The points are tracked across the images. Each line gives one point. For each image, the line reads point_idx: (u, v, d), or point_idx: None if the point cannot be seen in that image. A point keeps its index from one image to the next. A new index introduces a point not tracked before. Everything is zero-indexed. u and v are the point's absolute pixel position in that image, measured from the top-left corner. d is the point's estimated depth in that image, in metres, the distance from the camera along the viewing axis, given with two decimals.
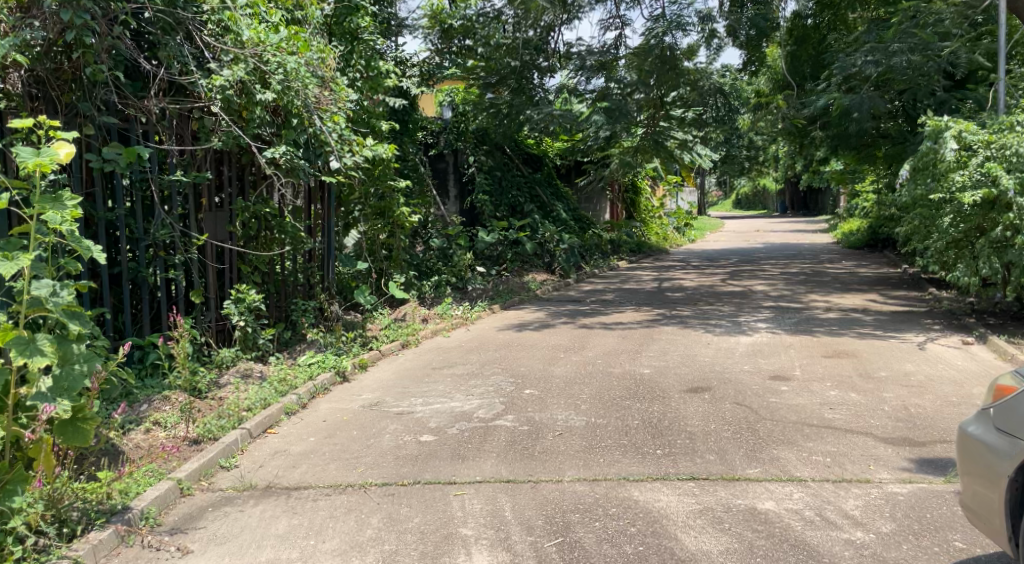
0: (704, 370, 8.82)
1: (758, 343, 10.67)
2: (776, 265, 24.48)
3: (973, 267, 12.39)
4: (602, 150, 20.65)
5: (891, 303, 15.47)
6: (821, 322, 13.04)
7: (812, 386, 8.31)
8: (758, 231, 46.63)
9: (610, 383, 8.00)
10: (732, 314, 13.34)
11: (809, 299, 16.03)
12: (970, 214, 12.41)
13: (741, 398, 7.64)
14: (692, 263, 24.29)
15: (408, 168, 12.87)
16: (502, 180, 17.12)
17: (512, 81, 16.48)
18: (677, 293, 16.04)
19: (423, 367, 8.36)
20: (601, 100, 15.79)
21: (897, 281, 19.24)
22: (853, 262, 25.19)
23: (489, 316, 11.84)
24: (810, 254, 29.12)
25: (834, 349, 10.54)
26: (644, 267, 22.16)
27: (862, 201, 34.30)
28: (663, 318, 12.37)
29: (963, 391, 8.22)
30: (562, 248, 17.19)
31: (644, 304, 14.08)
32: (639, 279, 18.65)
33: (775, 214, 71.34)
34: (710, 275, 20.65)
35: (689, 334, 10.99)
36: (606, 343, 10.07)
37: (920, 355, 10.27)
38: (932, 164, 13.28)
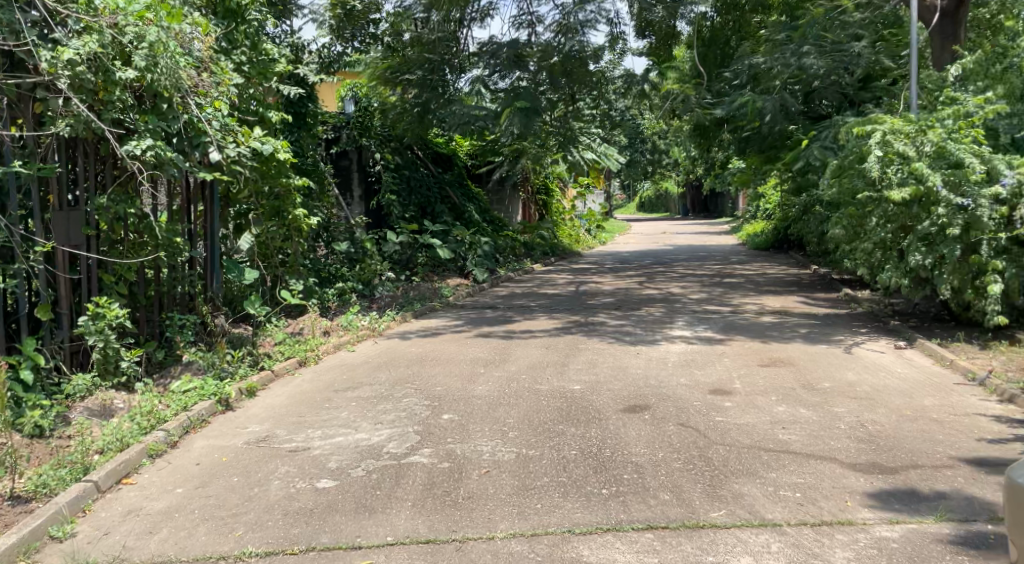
0: (639, 384, 8.00)
1: (689, 352, 9.96)
2: (689, 267, 24.16)
3: (901, 266, 11.98)
4: (511, 149, 19.78)
5: (813, 305, 15.13)
6: (749, 326, 12.48)
7: (757, 401, 7.59)
8: (666, 233, 46.84)
9: (538, 403, 7.07)
10: (656, 320, 12.65)
11: (731, 302, 15.54)
12: (897, 212, 12.02)
13: (684, 417, 6.83)
14: (606, 265, 23.72)
15: (307, 165, 11.72)
16: (411, 179, 15.85)
17: (422, 71, 15.39)
18: (596, 298, 15.29)
19: (324, 388, 7.24)
20: (514, 98, 14.67)
21: (811, 282, 19.08)
22: (763, 263, 25.18)
23: (399, 326, 10.76)
24: (720, 255, 29.09)
25: (769, 357, 9.91)
26: (558, 270, 21.42)
27: (765, 204, 34.65)
28: (585, 324, 11.56)
29: (913, 404, 7.67)
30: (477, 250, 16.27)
31: (563, 310, 13.26)
32: (555, 282, 17.86)
33: (678, 217, 72.34)
34: (627, 278, 20.05)
35: (616, 343, 10.19)
36: (530, 355, 9.14)
37: (857, 362, 9.76)
38: (857, 162, 12.85)
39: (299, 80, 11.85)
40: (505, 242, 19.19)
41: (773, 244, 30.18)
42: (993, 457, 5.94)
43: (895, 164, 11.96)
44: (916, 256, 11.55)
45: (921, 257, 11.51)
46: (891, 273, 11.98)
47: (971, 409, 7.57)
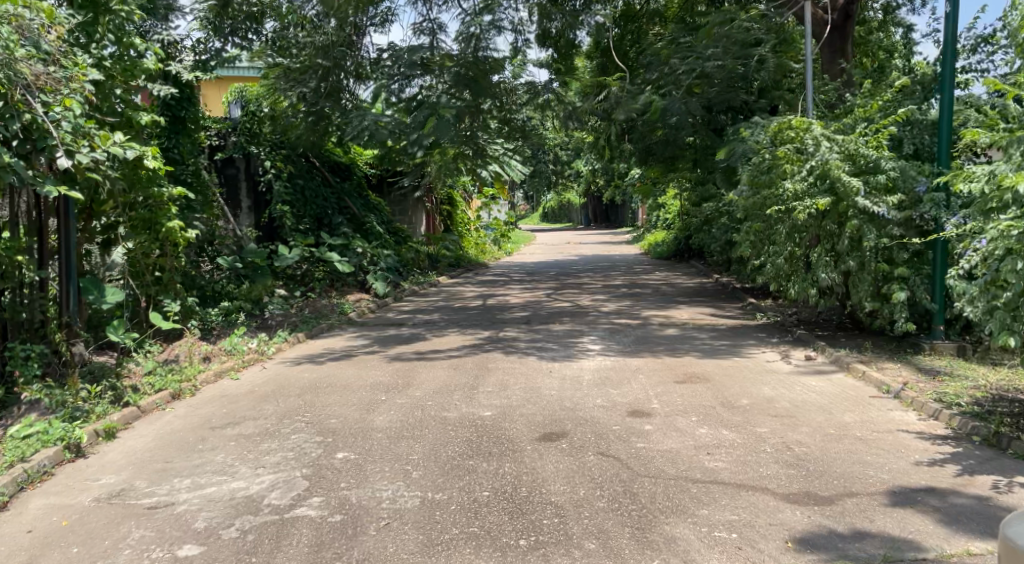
0: (553, 408, 7.38)
1: (603, 369, 9.43)
2: (596, 277, 23.88)
3: (809, 278, 11.72)
4: (411, 160, 18.98)
5: (722, 315, 14.92)
6: (661, 339, 12.10)
7: (677, 422, 7.09)
8: (570, 244, 46.85)
9: (445, 434, 6.37)
10: (567, 335, 12.13)
11: (639, 315, 15.19)
12: (806, 223, 11.66)
13: (603, 445, 6.27)
14: (513, 277, 23.20)
15: (187, 174, 10.79)
16: (304, 189, 14.94)
17: (315, 82, 14.18)
18: (504, 311, 14.68)
19: (199, 425, 6.38)
20: (436, 106, 13.59)
21: (716, 292, 18.99)
22: (667, 273, 25.15)
23: (291, 348, 9.86)
24: (625, 265, 29.00)
25: (684, 373, 9.48)
26: (463, 283, 20.76)
27: (665, 214, 34.92)
28: (492, 341, 10.92)
29: (836, 421, 7.33)
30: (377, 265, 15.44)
31: (469, 325, 12.57)
32: (461, 296, 17.18)
33: (581, 227, 72.85)
34: (535, 290, 19.53)
35: (526, 361, 9.60)
36: (434, 377, 8.43)
37: (772, 375, 9.44)
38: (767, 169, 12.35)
39: (169, 78, 10.71)
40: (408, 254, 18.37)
41: (675, 253, 30.31)
42: (927, 482, 5.57)
43: (802, 173, 11.57)
44: (823, 270, 11.39)
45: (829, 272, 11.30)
46: (799, 285, 11.74)
47: (893, 425, 7.24)
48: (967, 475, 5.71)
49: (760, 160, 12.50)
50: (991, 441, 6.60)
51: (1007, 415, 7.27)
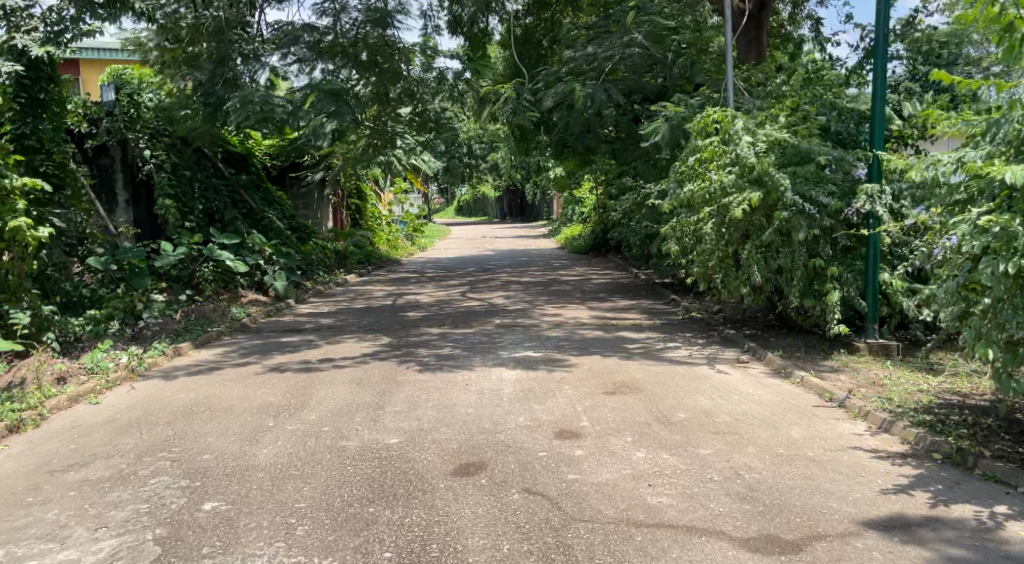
0: (471, 430, 6.44)
1: (524, 380, 8.54)
2: (512, 273, 23.03)
3: (739, 276, 10.99)
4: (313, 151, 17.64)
5: (644, 313, 14.27)
6: (583, 342, 11.31)
7: (611, 445, 6.26)
8: (485, 238, 46.00)
9: (341, 471, 5.33)
10: (483, 340, 11.21)
11: (558, 315, 14.37)
12: (734, 218, 10.85)
13: (529, 478, 5.35)
14: (423, 273, 22.12)
15: (51, 166, 9.43)
16: (189, 180, 13.57)
17: (211, 70, 12.54)
18: (414, 313, 13.67)
19: (36, 468, 5.32)
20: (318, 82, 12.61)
21: (634, 288, 18.40)
22: (585, 268, 24.51)
23: (170, 362, 8.65)
24: (543, 260, 28.30)
25: (611, 382, 8.67)
26: (370, 281, 19.57)
27: (581, 208, 34.38)
28: (401, 348, 9.91)
29: (783, 437, 6.62)
30: (276, 263, 14.14)
31: (375, 330, 11.51)
32: (369, 296, 16.06)
33: (496, 221, 72.13)
34: (447, 288, 18.56)
35: (439, 371, 8.66)
36: (334, 395, 7.38)
37: (706, 382, 8.73)
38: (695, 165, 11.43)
39: (17, 53, 9.24)
40: (311, 251, 17.08)
41: (592, 247, 29.75)
42: (901, 516, 4.88)
43: (728, 164, 10.76)
44: (755, 269, 10.66)
45: (759, 270, 10.61)
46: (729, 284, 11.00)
47: (843, 440, 6.57)
48: (942, 506, 5.06)
49: (686, 152, 11.60)
50: (954, 459, 5.99)
51: (962, 428, 6.71)
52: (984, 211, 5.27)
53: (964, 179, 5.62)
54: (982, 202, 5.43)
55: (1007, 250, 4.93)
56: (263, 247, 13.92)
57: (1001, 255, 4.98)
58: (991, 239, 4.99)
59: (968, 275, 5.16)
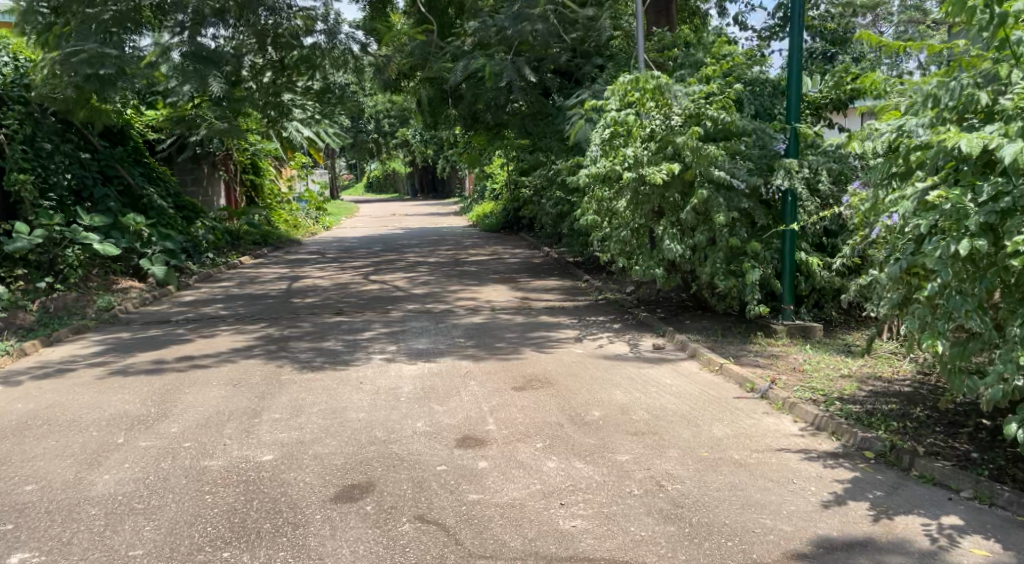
0: (360, 441, 5.64)
1: (425, 377, 7.78)
2: (418, 253, 22.14)
3: (654, 256, 10.36)
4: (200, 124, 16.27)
5: (556, 295, 13.66)
6: (490, 329, 10.61)
7: (519, 455, 5.58)
8: (393, 215, 44.87)
9: (196, 502, 4.46)
10: (383, 330, 10.39)
11: (466, 299, 13.63)
12: (649, 193, 10.20)
13: (423, 502, 4.58)
14: (326, 254, 21.03)
15: None
16: (48, 148, 12.07)
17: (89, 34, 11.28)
18: (308, 300, 12.70)
19: None
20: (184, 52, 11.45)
21: (546, 267, 17.78)
22: (494, 246, 23.82)
23: (13, 364, 7.53)
24: (452, 238, 27.46)
25: (520, 377, 8.00)
26: (267, 264, 18.39)
27: (490, 185, 33.63)
28: (291, 342, 9.00)
29: (706, 437, 6.04)
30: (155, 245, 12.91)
31: (265, 321, 10.54)
32: (261, 281, 14.97)
33: (405, 197, 70.81)
34: (349, 271, 17.57)
35: (331, 370, 7.81)
36: (205, 399, 6.46)
37: (621, 373, 8.13)
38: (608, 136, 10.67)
39: None
40: (199, 232, 15.80)
41: (502, 225, 29.07)
42: (841, 536, 4.37)
43: (644, 137, 10.11)
44: (667, 242, 9.98)
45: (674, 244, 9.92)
46: (644, 264, 10.37)
47: (769, 437, 6.05)
48: (883, 521, 4.57)
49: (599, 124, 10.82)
50: (888, 458, 5.52)
51: (892, 419, 6.26)
52: (930, 185, 4.77)
53: (906, 151, 5.13)
54: (927, 176, 4.94)
55: (958, 230, 4.43)
56: (139, 228, 12.67)
57: (950, 234, 4.49)
58: (941, 216, 4.48)
59: (913, 258, 4.66)
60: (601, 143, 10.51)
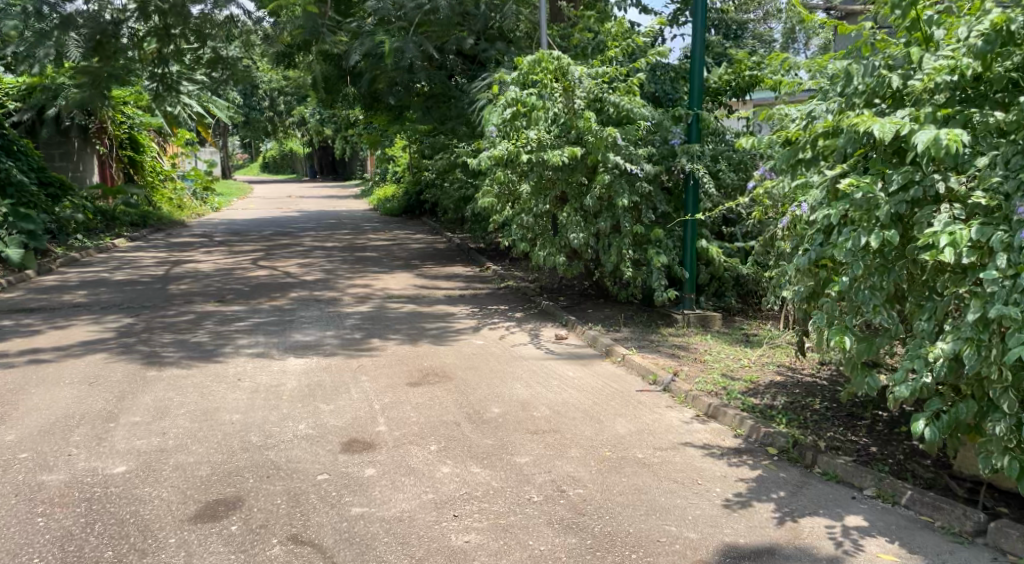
0: (226, 445, 5.36)
1: (312, 379, 7.30)
2: (314, 239, 21.34)
3: (557, 242, 10.07)
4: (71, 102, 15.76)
5: (457, 283, 13.28)
6: (384, 320, 10.16)
7: (410, 459, 5.23)
8: (291, 198, 43.49)
9: (26, 526, 4.14)
10: (271, 325, 9.82)
11: (363, 287, 13.10)
12: (553, 178, 9.90)
13: (297, 519, 4.23)
14: (216, 245, 20.12)
15: None
16: None
17: None
18: (189, 302, 11.97)
19: None
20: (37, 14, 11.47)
21: (447, 254, 17.31)
22: (395, 232, 23.19)
23: None
24: (351, 223, 26.65)
25: (415, 372, 7.59)
26: (151, 257, 17.42)
27: (392, 168, 32.83)
28: (166, 346, 8.37)
29: (607, 435, 5.76)
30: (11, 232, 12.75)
31: (140, 322, 9.84)
32: (139, 278, 14.10)
33: (306, 179, 68.93)
34: (237, 261, 16.76)
35: (207, 378, 7.27)
36: (49, 407, 6.16)
37: (520, 366, 7.80)
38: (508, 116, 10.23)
39: None
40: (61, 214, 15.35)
41: (404, 210, 28.40)
42: (748, 543, 4.17)
43: (546, 120, 9.80)
44: (573, 231, 9.70)
45: (577, 232, 9.65)
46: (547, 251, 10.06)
47: (673, 434, 5.81)
48: (789, 524, 4.39)
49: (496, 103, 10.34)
50: (791, 454, 5.33)
51: (793, 412, 6.09)
52: (838, 173, 4.60)
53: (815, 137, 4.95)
54: (836, 164, 4.77)
55: (868, 222, 4.26)
56: None
57: (860, 226, 4.30)
58: (850, 206, 4.29)
59: (821, 249, 4.47)
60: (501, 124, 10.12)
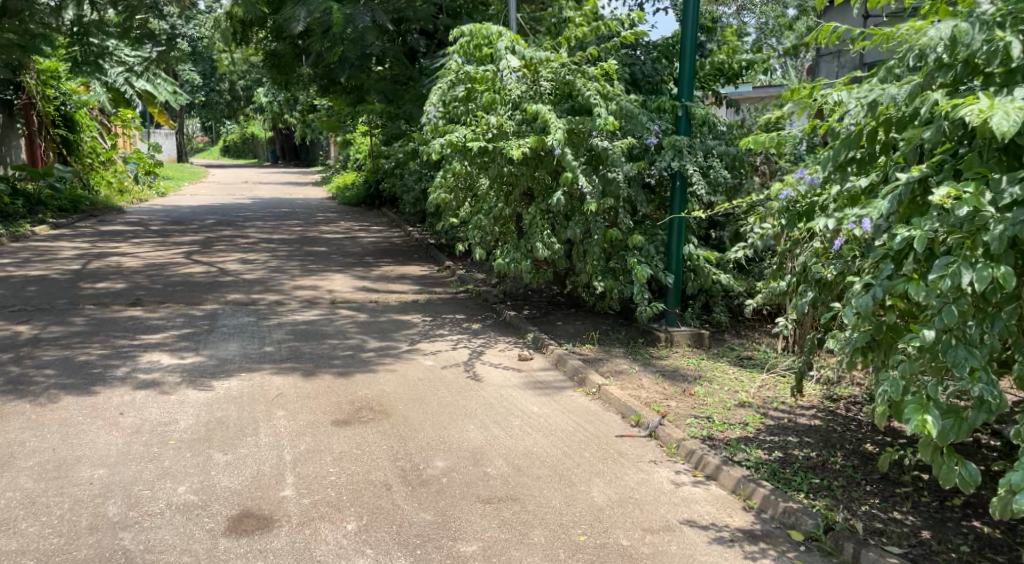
0: (63, 527, 4.29)
1: (211, 425, 5.93)
2: (262, 230, 19.79)
3: (521, 245, 8.72)
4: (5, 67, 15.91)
5: (410, 286, 11.82)
6: (319, 334, 8.81)
7: (319, 546, 4.08)
8: (248, 184, 41.69)
9: None
10: (184, 342, 8.37)
11: (303, 290, 11.63)
12: (515, 172, 8.56)
13: None
14: (153, 240, 18.52)
15: None
16: None
17: None
18: (99, 307, 10.57)
19: None
20: None
21: (403, 250, 15.79)
22: (351, 223, 21.64)
23: None
24: (307, 212, 25.04)
25: (344, 409, 6.23)
26: (76, 256, 15.86)
27: (353, 152, 31.07)
28: (44, 377, 6.92)
29: (582, 507, 4.45)
30: None
31: (29, 344, 8.36)
32: (53, 279, 12.66)
33: (268, 164, 66.89)
34: (170, 257, 15.29)
35: (76, 427, 5.89)
36: None
37: (473, 399, 6.47)
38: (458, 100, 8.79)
39: None
40: None
41: (364, 198, 26.79)
42: None
43: (506, 105, 8.50)
44: (539, 238, 8.39)
45: (544, 240, 8.39)
46: (509, 255, 8.71)
47: (666, 505, 4.51)
48: None
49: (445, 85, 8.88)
50: (823, 545, 4.08)
51: (812, 474, 4.72)
52: (917, 177, 3.60)
53: (882, 128, 3.95)
54: (913, 161, 3.79)
55: (970, 250, 3.29)
56: None
57: (958, 256, 3.34)
58: (945, 225, 3.34)
59: (892, 283, 3.48)
60: (451, 108, 8.79)
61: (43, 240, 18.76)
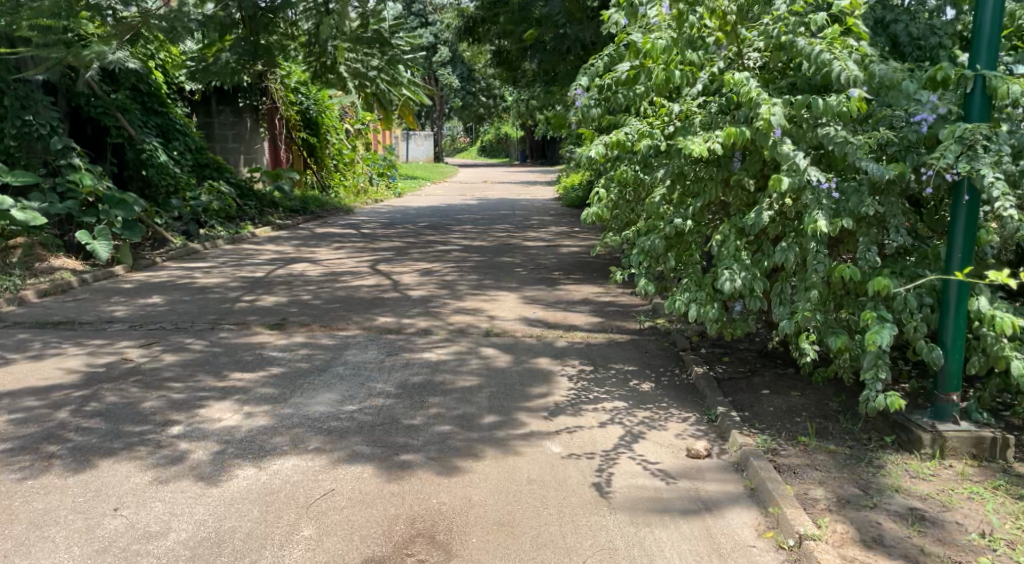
0: None
1: (200, 548, 4.17)
2: (466, 235, 18.49)
3: (708, 280, 6.24)
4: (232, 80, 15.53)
5: (590, 316, 9.54)
6: (438, 384, 6.91)
7: None
8: (486, 182, 41.52)
9: None
10: (274, 389, 6.81)
11: (462, 313, 9.87)
12: (701, 177, 6.10)
13: None
14: (356, 244, 17.82)
15: None
16: None
17: None
18: (239, 326, 9.46)
19: None
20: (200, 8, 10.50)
21: (604, 265, 13.64)
22: (563, 228, 19.82)
23: None
24: (525, 215, 23.62)
25: (394, 537, 4.28)
26: (269, 261, 15.34)
27: None
28: (73, 444, 5.57)
29: None
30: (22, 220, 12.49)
31: (120, 383, 7.20)
32: (222, 289, 11.91)
33: (515, 163, 67.45)
34: (354, 265, 14.24)
35: (41, 531, 4.32)
36: None
37: (588, 538, 4.27)
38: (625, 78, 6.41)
39: None
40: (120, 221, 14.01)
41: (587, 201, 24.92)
42: None
43: (698, 87, 6.12)
44: (729, 268, 5.83)
45: (739, 273, 5.79)
46: (690, 293, 6.24)
47: None
48: None
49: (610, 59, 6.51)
50: None
51: None
52: None
53: None
54: None
55: None
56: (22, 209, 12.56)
57: None
58: None
59: None
60: (615, 91, 6.46)
61: (258, 241, 18.73)
